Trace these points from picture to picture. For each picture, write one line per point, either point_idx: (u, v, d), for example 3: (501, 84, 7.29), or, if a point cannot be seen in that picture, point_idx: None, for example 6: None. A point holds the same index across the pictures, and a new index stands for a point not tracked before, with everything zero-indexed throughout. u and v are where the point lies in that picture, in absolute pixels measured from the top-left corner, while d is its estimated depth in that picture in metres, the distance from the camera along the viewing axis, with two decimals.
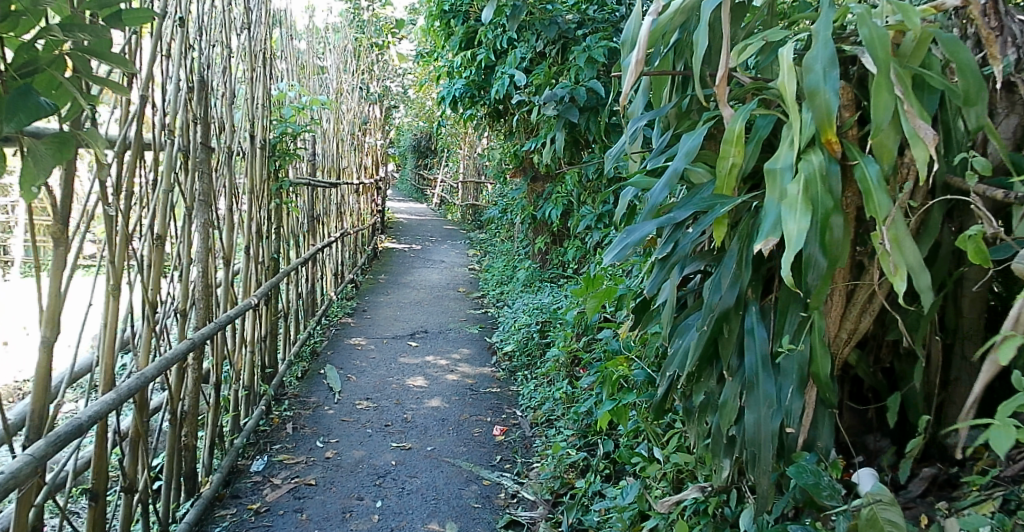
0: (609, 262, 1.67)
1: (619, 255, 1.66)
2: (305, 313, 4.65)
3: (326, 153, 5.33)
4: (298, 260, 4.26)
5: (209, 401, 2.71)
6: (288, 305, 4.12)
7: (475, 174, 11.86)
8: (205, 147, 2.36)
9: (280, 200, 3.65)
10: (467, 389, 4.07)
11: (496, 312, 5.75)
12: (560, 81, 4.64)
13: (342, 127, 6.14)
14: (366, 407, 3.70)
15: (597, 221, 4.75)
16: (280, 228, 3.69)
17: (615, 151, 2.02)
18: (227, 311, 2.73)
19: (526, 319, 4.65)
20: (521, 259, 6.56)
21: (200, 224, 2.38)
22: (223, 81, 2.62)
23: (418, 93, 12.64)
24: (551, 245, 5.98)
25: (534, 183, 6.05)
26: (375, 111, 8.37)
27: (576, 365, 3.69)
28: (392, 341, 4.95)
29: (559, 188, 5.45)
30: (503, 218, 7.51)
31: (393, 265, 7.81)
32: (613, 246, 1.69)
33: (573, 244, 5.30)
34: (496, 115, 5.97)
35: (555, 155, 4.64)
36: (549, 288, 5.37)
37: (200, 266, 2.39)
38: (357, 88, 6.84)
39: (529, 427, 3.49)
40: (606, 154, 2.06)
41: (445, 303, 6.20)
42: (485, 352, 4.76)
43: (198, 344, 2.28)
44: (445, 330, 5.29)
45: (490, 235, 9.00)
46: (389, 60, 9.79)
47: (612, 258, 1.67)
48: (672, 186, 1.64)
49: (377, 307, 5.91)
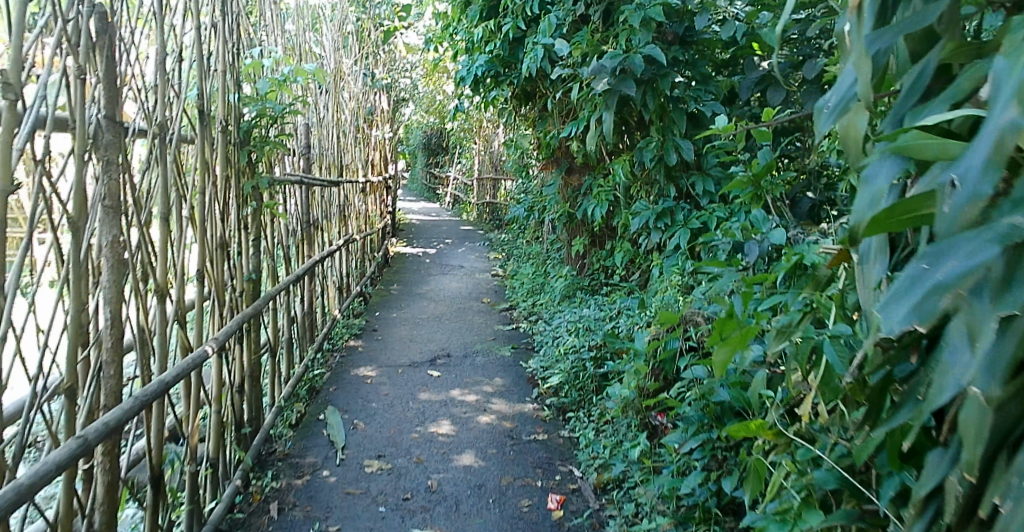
0: (889, 333, 0.78)
1: (913, 313, 0.77)
2: (300, 342, 3.79)
3: (323, 147, 4.46)
4: (289, 277, 3.40)
5: (147, 499, 1.86)
6: (276, 336, 3.26)
7: (492, 170, 10.97)
8: (114, 125, 1.52)
9: (257, 204, 2.79)
10: (505, 438, 3.19)
11: (530, 329, 4.85)
12: (607, 49, 3.76)
13: (344, 118, 5.27)
14: (377, 470, 2.83)
15: (657, 221, 3.89)
16: (260, 239, 2.83)
17: (831, 107, 1.04)
18: (171, 368, 1.87)
19: (573, 342, 3.76)
20: (555, 263, 5.67)
21: (107, 244, 1.53)
22: (147, 30, 1.76)
23: (428, 85, 11.77)
24: (591, 247, 5.11)
25: (569, 176, 5.13)
26: (382, 102, 7.51)
27: (652, 410, 2.81)
28: (408, 370, 4.08)
29: (602, 181, 4.55)
30: (529, 217, 6.61)
31: (407, 273, 6.95)
32: (893, 296, 0.81)
33: (621, 246, 4.43)
34: (524, 97, 5.08)
35: (604, 140, 3.76)
36: (595, 302, 4.48)
37: (108, 306, 1.53)
38: (360, 74, 5.96)
39: (596, 498, 2.62)
40: (815, 119, 1.09)
41: (469, 317, 5.33)
42: (523, 382, 3.87)
43: (94, 442, 1.41)
44: (472, 353, 4.42)
45: (513, 236, 8.12)
46: (396, 48, 8.92)
47: (900, 319, 0.78)
48: (1004, 161, 0.72)
49: (390, 326, 5.03)
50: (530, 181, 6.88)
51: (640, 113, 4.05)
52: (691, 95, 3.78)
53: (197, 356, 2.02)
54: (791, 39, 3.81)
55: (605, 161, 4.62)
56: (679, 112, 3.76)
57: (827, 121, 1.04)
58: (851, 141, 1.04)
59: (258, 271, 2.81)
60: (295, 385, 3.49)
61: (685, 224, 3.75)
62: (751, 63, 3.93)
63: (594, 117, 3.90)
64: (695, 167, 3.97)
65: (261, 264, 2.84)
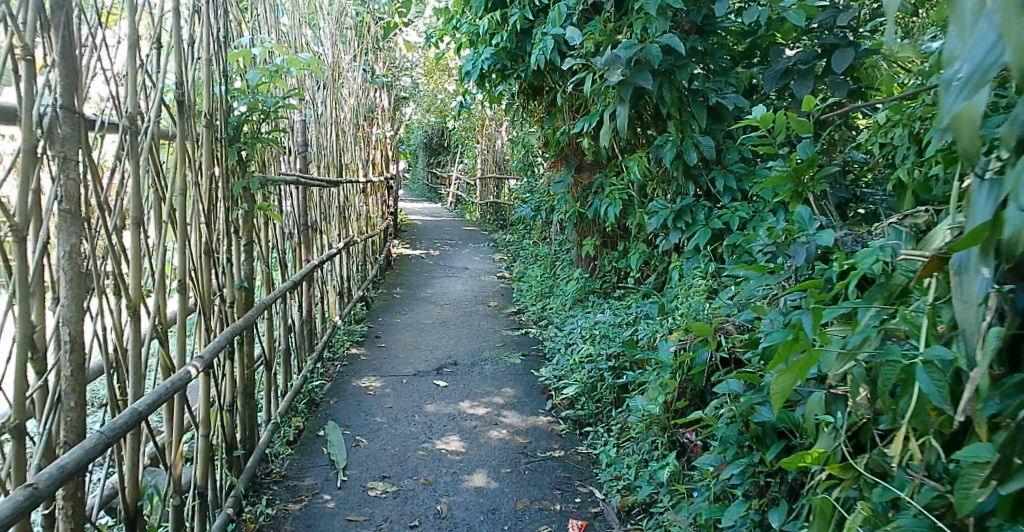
0: None
1: None
2: (298, 353, 3.58)
3: (321, 145, 4.24)
4: (284, 282, 3.18)
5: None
6: (271, 347, 3.04)
7: (495, 170, 10.75)
8: (72, 116, 1.32)
9: (248, 206, 2.57)
10: (519, 455, 2.97)
11: (540, 334, 4.63)
12: (621, 39, 3.54)
13: (343, 116, 5.05)
14: (382, 493, 2.61)
15: (676, 220, 3.68)
16: (252, 244, 2.62)
17: (963, 81, 0.80)
18: (150, 392, 1.66)
19: (589, 350, 3.54)
20: (564, 266, 5.44)
21: (64, 254, 1.32)
22: (115, 10, 1.56)
23: (429, 84, 11.55)
24: (602, 248, 4.89)
25: (579, 174, 4.90)
26: (383, 100, 7.29)
27: (680, 426, 2.59)
28: (414, 380, 3.87)
29: (615, 179, 4.33)
30: (536, 217, 6.39)
31: (410, 276, 6.74)
32: None
33: (636, 247, 4.21)
34: (531, 92, 4.85)
35: (619, 135, 3.54)
36: (609, 306, 4.26)
37: (68, 326, 1.33)
38: (359, 71, 5.74)
39: (621, 523, 2.41)
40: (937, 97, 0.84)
41: (476, 322, 5.12)
42: (535, 392, 3.65)
43: (48, 490, 1.19)
44: (480, 361, 4.20)
45: (518, 237, 7.89)
46: (395, 46, 8.71)
47: None
48: None
49: (393, 332, 4.81)
50: (536, 180, 6.66)
51: (656, 106, 3.83)
52: (710, 86, 3.56)
53: (180, 377, 1.81)
54: (814, 27, 3.60)
55: (617, 158, 4.40)
56: (698, 104, 3.54)
57: (958, 99, 0.81)
58: (968, 126, 0.82)
59: (251, 279, 2.59)
60: (293, 399, 3.28)
61: (706, 223, 3.53)
62: (774, 52, 3.72)
63: (606, 112, 3.68)
64: (715, 163, 3.75)
65: (253, 271, 2.62)
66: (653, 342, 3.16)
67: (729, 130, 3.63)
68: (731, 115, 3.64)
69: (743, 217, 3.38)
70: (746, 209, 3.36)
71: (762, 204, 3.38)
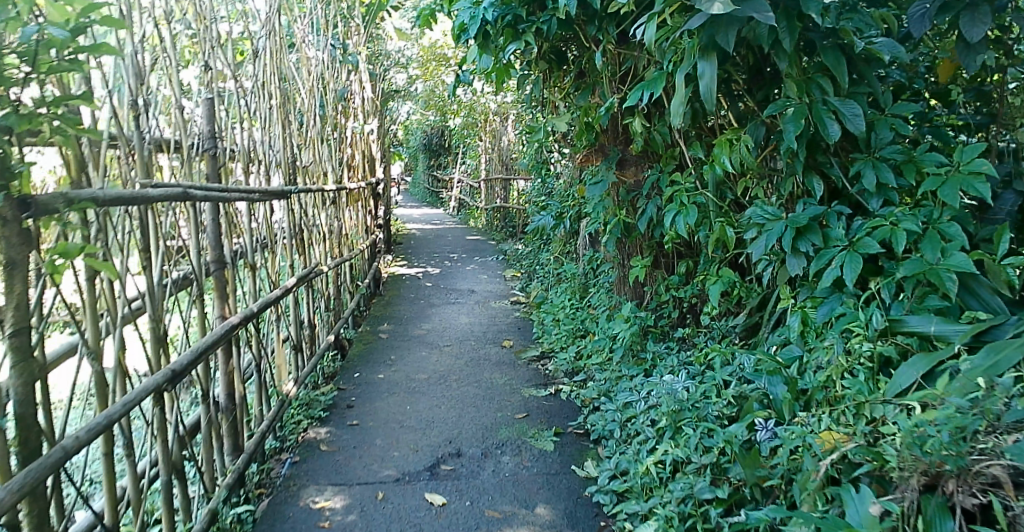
0: None
1: None
2: (206, 469, 2.24)
3: (254, 142, 2.92)
4: (159, 371, 1.85)
5: None
6: (135, 489, 1.74)
7: (503, 170, 9.41)
8: None
9: (4, 254, 1.24)
10: None
11: (577, 397, 3.32)
12: None
13: (298, 102, 3.72)
14: None
15: (795, 241, 2.34)
16: (31, 327, 1.29)
17: None
18: None
19: (670, 452, 2.20)
20: (602, 293, 4.11)
21: None
22: None
23: (424, 76, 10.22)
24: (655, 271, 3.57)
25: (621, 170, 3.56)
26: (366, 89, 5.96)
27: None
28: (395, 489, 2.54)
29: (680, 176, 3.00)
30: (558, 227, 5.06)
31: (403, 305, 5.42)
32: None
33: (715, 275, 2.88)
34: (553, 59, 3.51)
35: (704, 107, 2.21)
36: (681, 364, 2.93)
37: None
38: (325, 46, 4.40)
39: None
40: None
41: (486, 373, 3.81)
42: (584, 516, 2.30)
43: None
44: (495, 447, 2.87)
45: (534, 249, 6.55)
46: (382, 30, 7.40)
47: None
48: None
49: (372, 396, 3.48)
50: (555, 181, 5.33)
51: (759, 60, 2.50)
52: (847, 24, 2.22)
53: None
54: None
55: (681, 145, 3.07)
56: (831, 53, 2.20)
57: None
58: None
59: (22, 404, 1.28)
60: None
61: (850, 244, 2.21)
62: None
63: (681, 71, 2.33)
64: (853, 150, 2.44)
65: (28, 388, 1.29)
66: (796, 457, 1.83)
67: (875, 93, 2.31)
68: (876, 72, 2.31)
69: (908, 234, 2.10)
70: (913, 218, 2.09)
71: (934, 209, 2.14)
